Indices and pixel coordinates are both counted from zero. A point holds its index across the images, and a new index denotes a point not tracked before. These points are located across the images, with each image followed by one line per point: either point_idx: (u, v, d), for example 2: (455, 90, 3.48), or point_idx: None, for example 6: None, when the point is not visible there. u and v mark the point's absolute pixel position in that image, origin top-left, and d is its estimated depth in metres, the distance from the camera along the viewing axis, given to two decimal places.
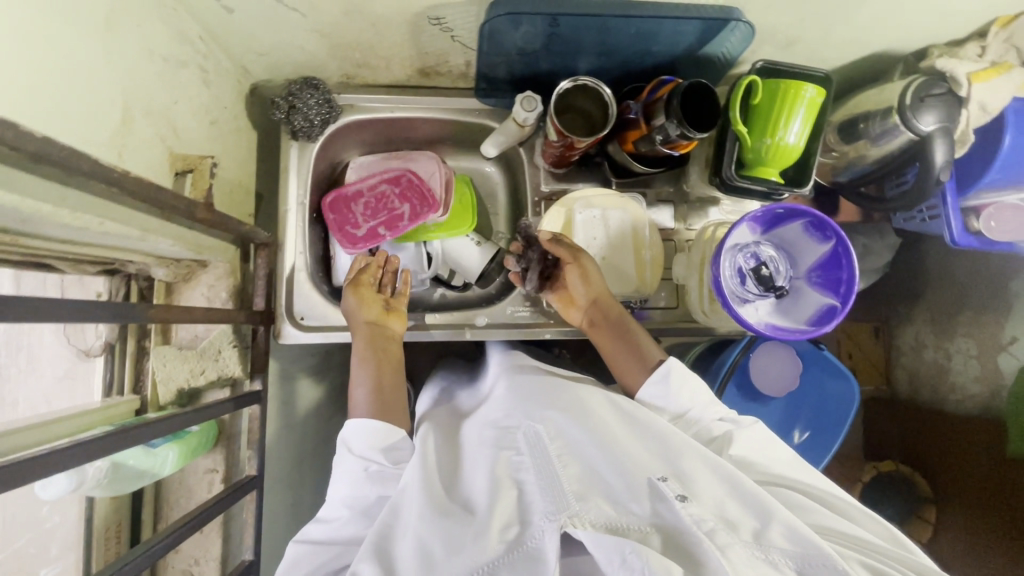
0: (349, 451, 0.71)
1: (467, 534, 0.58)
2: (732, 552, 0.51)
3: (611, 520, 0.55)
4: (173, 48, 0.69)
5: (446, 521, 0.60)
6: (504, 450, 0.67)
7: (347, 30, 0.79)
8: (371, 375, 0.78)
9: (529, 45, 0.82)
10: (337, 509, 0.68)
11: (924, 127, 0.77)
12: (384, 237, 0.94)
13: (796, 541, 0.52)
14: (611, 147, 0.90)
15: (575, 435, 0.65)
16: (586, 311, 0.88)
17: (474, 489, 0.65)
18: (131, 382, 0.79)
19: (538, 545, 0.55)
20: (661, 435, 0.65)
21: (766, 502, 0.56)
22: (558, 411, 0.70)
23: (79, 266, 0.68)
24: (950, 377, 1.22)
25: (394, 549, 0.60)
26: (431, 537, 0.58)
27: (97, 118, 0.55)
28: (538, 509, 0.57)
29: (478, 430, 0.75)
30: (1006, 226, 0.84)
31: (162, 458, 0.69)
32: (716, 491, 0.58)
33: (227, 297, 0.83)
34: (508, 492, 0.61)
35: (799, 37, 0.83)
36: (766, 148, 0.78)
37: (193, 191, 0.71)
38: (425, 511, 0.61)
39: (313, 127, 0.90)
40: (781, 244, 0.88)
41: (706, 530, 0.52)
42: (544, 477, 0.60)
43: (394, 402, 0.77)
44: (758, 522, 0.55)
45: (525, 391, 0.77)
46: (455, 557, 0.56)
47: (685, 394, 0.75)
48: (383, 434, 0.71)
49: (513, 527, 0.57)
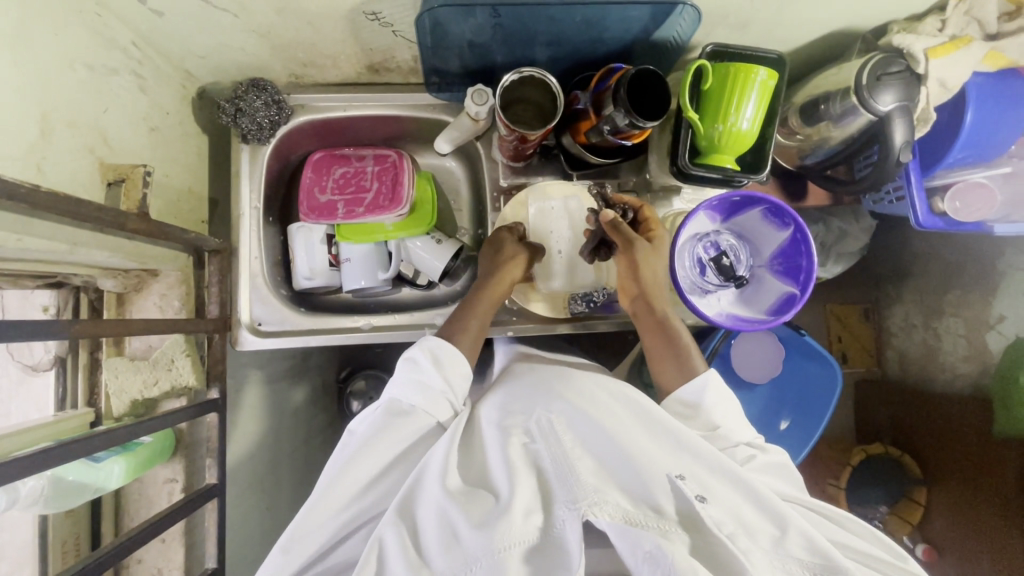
0: (424, 365, 0.71)
1: (490, 512, 0.58)
2: (753, 556, 0.54)
3: (630, 514, 0.56)
4: (101, 56, 0.68)
5: (467, 499, 0.60)
6: (515, 436, 0.66)
7: (286, 29, 0.77)
8: (461, 313, 0.81)
9: (477, 37, 0.80)
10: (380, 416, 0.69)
11: (882, 107, 0.74)
12: (339, 214, 0.96)
13: (813, 550, 0.55)
14: (565, 140, 0.88)
15: (584, 427, 0.63)
16: (633, 301, 0.79)
17: (491, 468, 0.64)
18: (85, 395, 0.78)
19: (561, 533, 0.56)
20: (666, 425, 0.63)
21: (783, 510, 0.58)
22: (572, 395, 0.69)
23: (16, 281, 0.67)
24: (941, 357, 1.20)
25: (418, 518, 0.60)
26: (452, 510, 0.58)
27: (11, 131, 0.54)
28: (560, 498, 0.58)
29: (483, 413, 0.73)
30: (972, 205, 0.82)
31: (108, 472, 0.69)
32: (733, 493, 0.59)
33: (179, 306, 0.82)
34: (526, 477, 0.60)
35: (753, 19, 0.80)
36: (719, 134, 0.76)
37: (125, 201, 0.68)
38: (446, 491, 0.60)
39: (262, 130, 0.88)
40: (742, 234, 0.86)
41: (727, 533, 0.55)
42: (560, 469, 0.60)
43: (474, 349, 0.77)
44: (776, 529, 0.57)
45: (534, 378, 0.76)
46: (479, 531, 0.56)
47: (718, 411, 0.73)
48: (457, 364, 0.73)
49: (534, 514, 0.57)
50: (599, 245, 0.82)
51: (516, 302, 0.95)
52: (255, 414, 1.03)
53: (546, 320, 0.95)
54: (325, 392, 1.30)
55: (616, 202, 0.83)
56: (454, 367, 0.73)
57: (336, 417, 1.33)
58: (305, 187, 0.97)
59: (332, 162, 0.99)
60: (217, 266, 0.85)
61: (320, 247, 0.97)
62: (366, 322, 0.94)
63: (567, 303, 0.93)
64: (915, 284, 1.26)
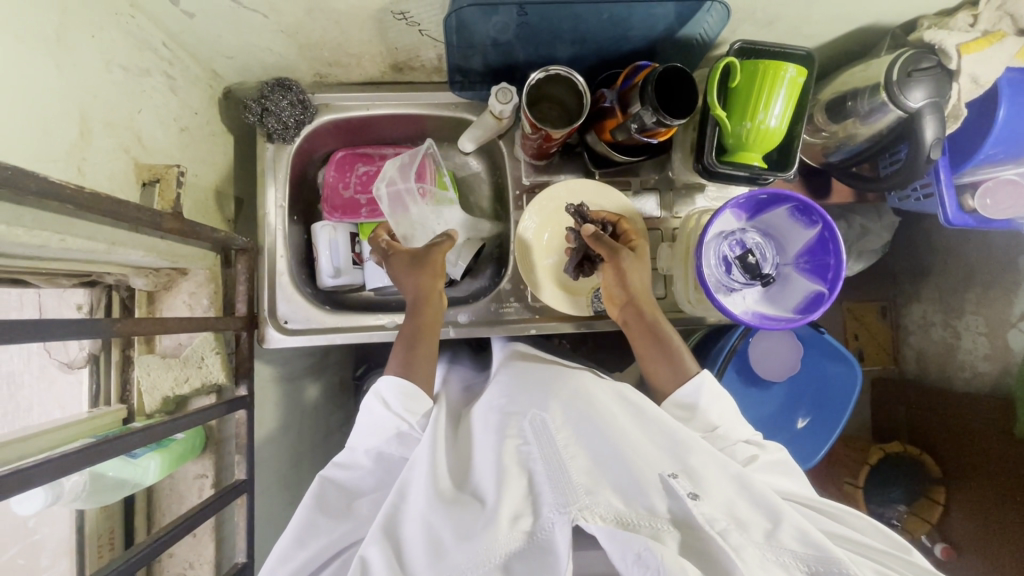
0: (382, 405, 0.73)
1: (476, 523, 0.59)
2: (745, 552, 0.52)
3: (621, 514, 0.54)
4: (135, 57, 0.68)
5: (454, 510, 0.61)
6: (509, 438, 0.66)
7: (313, 29, 0.78)
8: (405, 342, 0.78)
9: (501, 35, 0.80)
10: (359, 459, 0.74)
11: (913, 104, 0.74)
12: (361, 215, 0.99)
13: (807, 543, 0.53)
14: (589, 138, 0.88)
15: (581, 425, 0.65)
16: (623, 309, 0.82)
17: (482, 479, 0.65)
18: (118, 392, 0.80)
19: (549, 536, 0.56)
20: (669, 426, 0.65)
21: (775, 505, 0.57)
22: (563, 401, 0.70)
23: (55, 281, 0.69)
24: (960, 356, 1.19)
25: (402, 534, 0.62)
26: (440, 523, 0.60)
27: (53, 133, 0.55)
28: (548, 501, 0.57)
29: (484, 415, 0.74)
30: (1003, 203, 0.81)
31: (144, 468, 0.70)
32: (727, 490, 0.58)
33: (208, 305, 0.83)
34: (516, 481, 0.61)
35: (780, 15, 0.80)
36: (747, 132, 0.75)
37: (160, 202, 0.70)
38: (433, 501, 0.62)
39: (288, 129, 0.89)
40: (768, 231, 0.85)
41: (719, 529, 0.53)
42: (552, 471, 0.60)
43: (426, 368, 0.77)
44: (768, 522, 0.56)
45: (528, 381, 0.76)
46: (464, 543, 0.57)
47: (714, 411, 0.73)
48: (419, 399, 0.74)
49: (520, 518, 0.57)
50: (584, 261, 0.87)
51: (539, 300, 0.95)
52: (277, 412, 1.04)
53: (567, 318, 0.95)
54: (343, 389, 1.31)
55: (596, 217, 0.87)
56: (416, 404, 0.74)
57: (353, 414, 1.34)
58: (329, 187, 0.99)
59: (354, 161, 1.01)
60: (244, 265, 0.86)
61: (343, 245, 0.98)
62: (391, 319, 0.94)
63: (590, 300, 0.93)
64: (935, 283, 1.24)
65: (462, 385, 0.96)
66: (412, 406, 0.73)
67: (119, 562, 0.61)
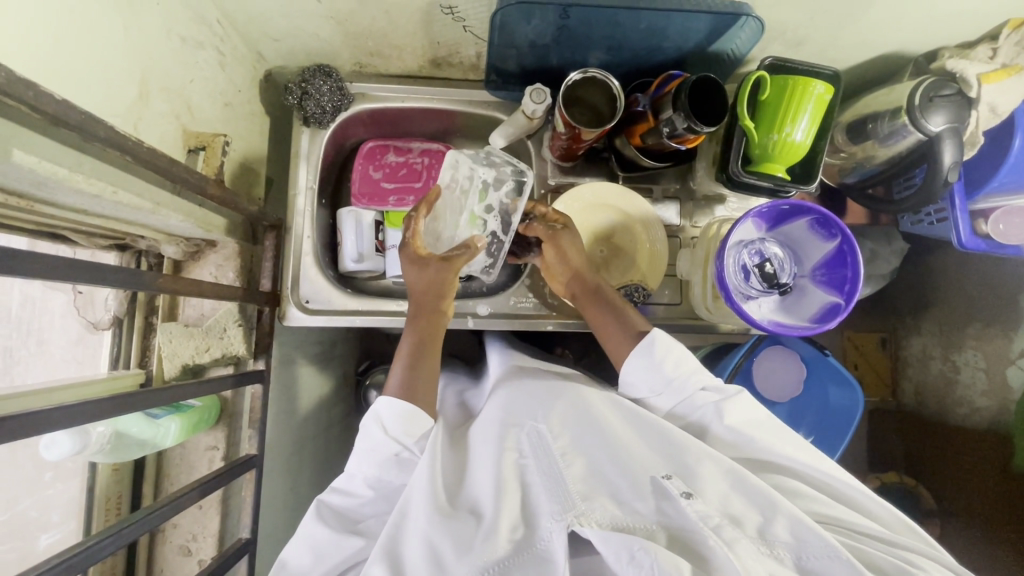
0: (380, 429, 0.67)
1: (475, 536, 0.57)
2: (739, 546, 0.51)
3: (616, 520, 0.54)
4: (193, 31, 0.71)
5: (452, 523, 0.58)
6: (508, 450, 0.64)
7: (362, 18, 0.82)
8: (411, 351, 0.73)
9: (540, 38, 0.83)
10: (359, 487, 0.69)
11: (934, 127, 0.76)
12: (389, 203, 0.99)
13: (798, 532, 0.53)
14: (619, 142, 0.91)
15: (578, 435, 0.63)
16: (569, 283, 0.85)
17: (480, 491, 0.63)
18: (138, 357, 0.81)
19: (548, 546, 0.55)
20: (662, 427, 0.63)
21: (770, 497, 0.55)
22: (563, 412, 0.67)
23: (92, 239, 0.71)
24: (958, 391, 1.18)
25: (403, 551, 0.58)
26: (440, 538, 0.57)
27: (117, 91, 0.58)
28: (544, 510, 0.57)
29: (481, 422, 0.72)
30: (1014, 231, 0.84)
31: (165, 430, 0.72)
32: (720, 486, 0.57)
33: (234, 277, 0.84)
34: (512, 496, 0.60)
35: (808, 36, 0.84)
36: (773, 144, 0.79)
37: (205, 167, 0.73)
38: (431, 514, 0.59)
39: (325, 114, 0.91)
40: (788, 242, 0.87)
41: (712, 526, 0.52)
42: (550, 480, 0.59)
43: (427, 390, 0.71)
44: (761, 516, 0.55)
45: (529, 388, 0.72)
46: (465, 556, 0.55)
47: (668, 392, 0.69)
48: (417, 421, 0.68)
49: (520, 529, 0.57)
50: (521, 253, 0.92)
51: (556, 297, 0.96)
52: (289, 394, 1.04)
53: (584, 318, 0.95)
54: (346, 383, 1.29)
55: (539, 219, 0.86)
56: (415, 424, 0.67)
57: (355, 408, 1.33)
58: (358, 172, 1.00)
59: (385, 150, 1.02)
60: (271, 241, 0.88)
61: (368, 231, 0.97)
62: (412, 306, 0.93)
63: None
64: (936, 316, 1.23)
65: (458, 401, 0.91)
66: (413, 428, 0.67)
67: (155, 506, 0.62)
